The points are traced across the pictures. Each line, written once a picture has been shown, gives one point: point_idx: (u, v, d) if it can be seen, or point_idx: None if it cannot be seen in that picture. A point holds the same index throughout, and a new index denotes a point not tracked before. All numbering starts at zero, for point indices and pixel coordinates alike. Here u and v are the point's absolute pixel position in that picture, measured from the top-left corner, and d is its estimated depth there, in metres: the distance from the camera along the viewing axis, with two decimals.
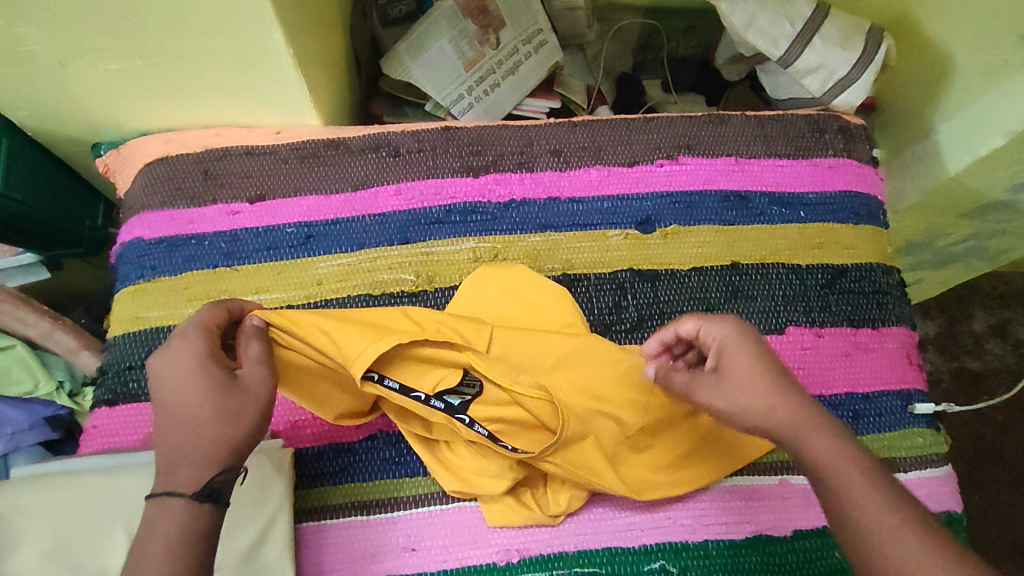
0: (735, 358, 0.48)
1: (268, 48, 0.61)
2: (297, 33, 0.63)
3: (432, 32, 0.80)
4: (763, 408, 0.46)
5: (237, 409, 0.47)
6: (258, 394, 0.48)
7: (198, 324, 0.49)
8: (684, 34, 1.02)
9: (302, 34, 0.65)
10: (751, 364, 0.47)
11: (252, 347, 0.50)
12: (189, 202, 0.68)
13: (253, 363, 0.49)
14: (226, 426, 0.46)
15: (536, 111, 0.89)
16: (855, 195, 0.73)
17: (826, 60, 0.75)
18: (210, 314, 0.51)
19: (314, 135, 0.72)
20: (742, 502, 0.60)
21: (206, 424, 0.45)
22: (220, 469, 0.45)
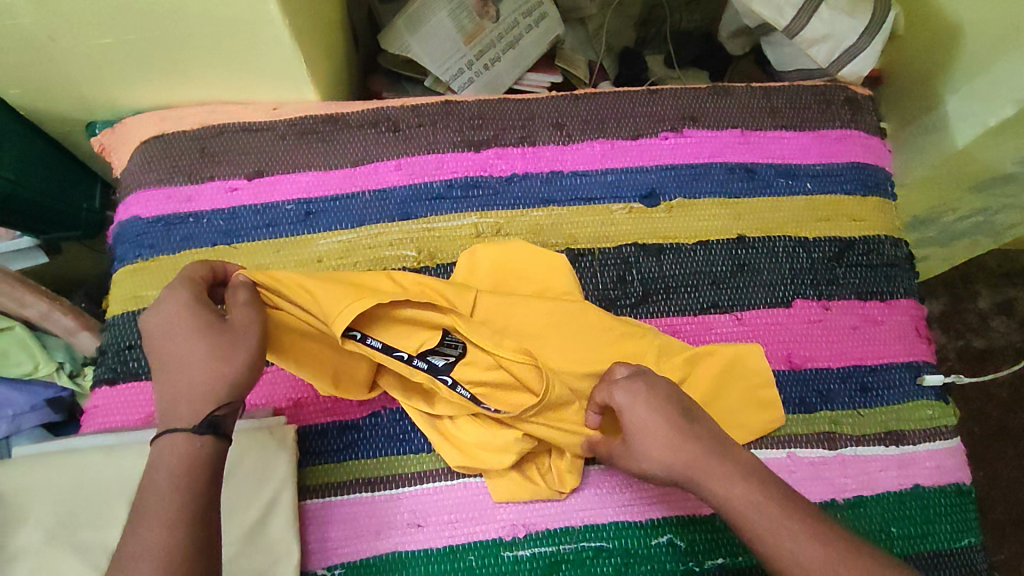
0: (638, 420, 0.50)
1: (264, 21, 0.60)
2: (293, 5, 0.62)
3: (430, 5, 0.78)
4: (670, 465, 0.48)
5: (229, 347, 0.46)
6: (250, 333, 0.48)
7: (185, 277, 0.49)
8: (687, 7, 1.00)
9: (297, 6, 0.63)
10: (649, 427, 0.49)
11: (241, 293, 0.49)
12: (185, 179, 0.67)
13: (242, 307, 0.48)
14: (221, 364, 0.46)
15: (536, 86, 0.88)
16: (863, 166, 0.72)
17: (833, 30, 0.73)
18: (195, 269, 0.50)
19: (312, 111, 0.70)
20: None
21: (198, 366, 0.45)
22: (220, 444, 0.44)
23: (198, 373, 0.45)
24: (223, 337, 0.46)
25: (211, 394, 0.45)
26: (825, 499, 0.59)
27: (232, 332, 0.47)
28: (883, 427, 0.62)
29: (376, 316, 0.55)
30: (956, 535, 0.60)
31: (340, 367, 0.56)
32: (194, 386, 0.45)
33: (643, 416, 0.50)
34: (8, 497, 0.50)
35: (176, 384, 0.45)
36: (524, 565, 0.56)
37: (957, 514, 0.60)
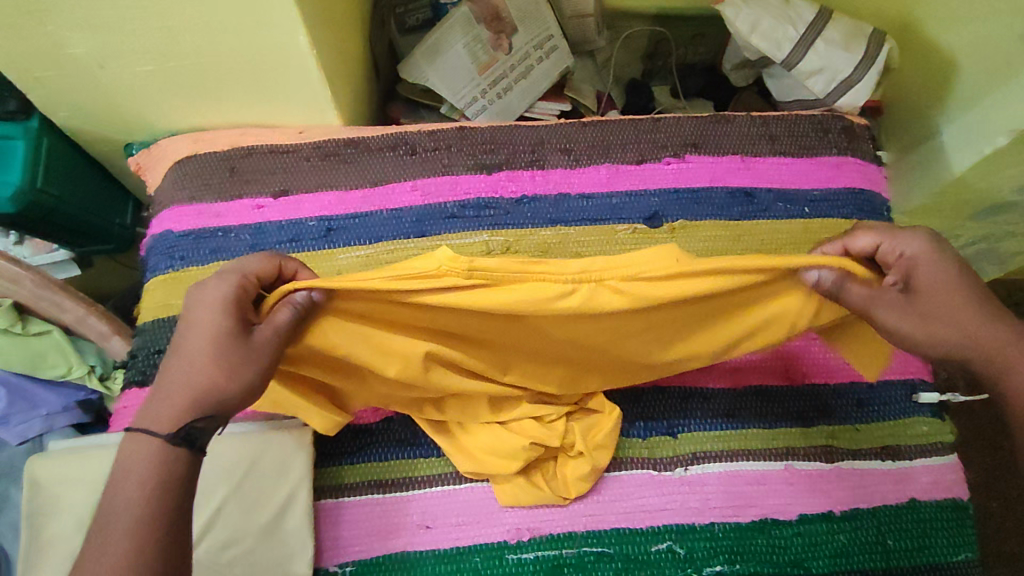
0: (932, 273, 0.50)
1: (295, 50, 0.65)
2: (321, 35, 0.67)
3: (447, 38, 0.83)
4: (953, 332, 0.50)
5: (238, 362, 0.47)
6: (266, 358, 0.48)
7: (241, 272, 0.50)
8: (692, 41, 1.04)
9: (323, 36, 0.68)
10: (945, 277, 0.50)
11: (283, 313, 0.48)
12: (215, 197, 0.72)
13: (276, 330, 0.48)
14: (222, 375, 0.46)
15: (546, 114, 0.92)
16: (859, 191, 0.75)
17: (828, 62, 0.77)
18: (257, 266, 0.51)
19: (335, 135, 0.75)
20: (748, 487, 0.61)
21: (198, 368, 0.46)
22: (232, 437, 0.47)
23: (201, 372, 0.46)
24: (241, 348, 0.47)
25: (199, 399, 0.46)
26: (822, 511, 0.60)
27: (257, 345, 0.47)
28: (880, 442, 0.64)
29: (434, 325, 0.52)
30: (954, 551, 0.60)
31: (349, 393, 0.57)
32: (191, 387, 0.46)
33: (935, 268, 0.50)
34: (43, 487, 0.53)
35: (176, 377, 0.46)
36: (527, 567, 0.58)
37: (954, 529, 0.61)
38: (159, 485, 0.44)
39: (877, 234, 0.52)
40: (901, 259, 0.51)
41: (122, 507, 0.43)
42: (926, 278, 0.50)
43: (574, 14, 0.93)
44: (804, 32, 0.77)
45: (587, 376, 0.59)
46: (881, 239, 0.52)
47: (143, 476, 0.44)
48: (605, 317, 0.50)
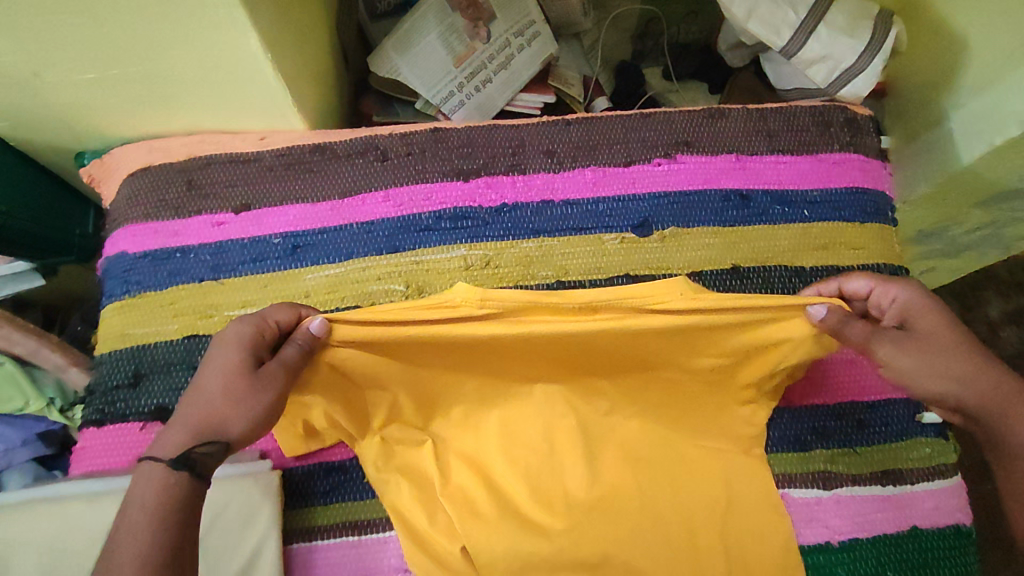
0: (931, 326, 0.53)
1: (248, 57, 0.59)
2: (278, 38, 0.61)
3: (419, 26, 0.75)
4: (953, 368, 0.51)
5: (247, 393, 0.49)
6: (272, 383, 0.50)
7: (259, 319, 0.53)
8: (685, 20, 0.98)
9: (281, 37, 0.62)
10: (948, 330, 0.52)
11: (289, 348, 0.50)
12: (171, 213, 0.66)
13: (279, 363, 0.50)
14: (230, 408, 0.49)
15: (529, 107, 0.84)
16: (861, 192, 0.71)
17: (831, 49, 0.70)
18: (281, 313, 0.54)
19: (300, 140, 0.69)
20: (800, 507, 0.58)
21: (217, 401, 0.49)
22: (206, 445, 0.48)
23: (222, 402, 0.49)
24: (257, 383, 0.49)
25: (203, 429, 0.49)
26: (822, 542, 0.57)
27: (265, 377, 0.49)
28: (880, 466, 0.60)
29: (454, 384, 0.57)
30: None
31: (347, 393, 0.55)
32: (199, 414, 0.49)
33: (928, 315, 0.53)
34: None
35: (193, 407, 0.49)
36: None
37: (956, 558, 0.59)
38: (172, 540, 0.45)
39: (873, 280, 0.56)
40: (894, 303, 0.55)
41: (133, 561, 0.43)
42: (924, 328, 0.53)
43: None
44: (806, 15, 0.70)
45: (608, 481, 0.57)
46: (874, 286, 0.56)
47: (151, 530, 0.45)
48: (624, 335, 0.51)
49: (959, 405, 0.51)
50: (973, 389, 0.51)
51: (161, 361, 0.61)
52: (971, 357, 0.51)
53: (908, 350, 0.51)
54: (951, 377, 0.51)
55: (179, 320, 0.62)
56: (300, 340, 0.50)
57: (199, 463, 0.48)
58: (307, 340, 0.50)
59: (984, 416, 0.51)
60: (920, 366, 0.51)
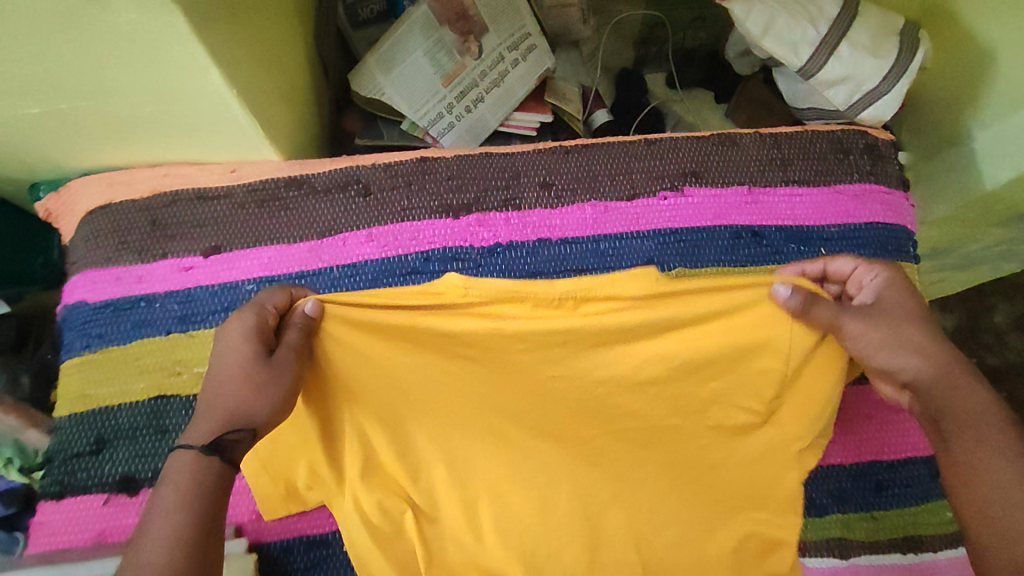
0: (896, 301, 0.51)
1: (213, 94, 0.52)
2: (247, 69, 0.54)
3: (405, 42, 0.69)
4: (913, 343, 0.50)
5: (263, 380, 0.47)
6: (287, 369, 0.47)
7: (260, 305, 0.50)
8: (691, 24, 0.92)
9: (251, 67, 0.55)
10: (908, 305, 0.51)
11: (292, 333, 0.48)
12: (134, 257, 0.61)
13: (287, 349, 0.47)
14: (250, 395, 0.46)
15: (524, 127, 0.78)
16: (881, 227, 0.66)
17: (853, 70, 0.64)
18: (275, 296, 0.51)
19: (275, 173, 0.63)
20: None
21: (234, 390, 0.46)
22: (235, 433, 0.46)
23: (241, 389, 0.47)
24: (267, 368, 0.47)
25: (228, 419, 0.46)
26: None
27: (278, 364, 0.47)
28: (903, 532, 0.57)
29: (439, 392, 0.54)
30: None
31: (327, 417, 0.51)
32: (220, 404, 0.46)
33: (897, 296, 0.51)
34: None
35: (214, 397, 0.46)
36: None
37: None
38: (200, 530, 0.42)
39: (855, 260, 0.54)
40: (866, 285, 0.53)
41: (162, 553, 0.40)
42: (887, 300, 0.51)
43: (556, 3, 0.80)
44: (827, 32, 0.64)
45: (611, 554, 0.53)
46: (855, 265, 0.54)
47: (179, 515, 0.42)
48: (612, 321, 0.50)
49: (912, 380, 0.50)
50: (930, 361, 0.50)
51: (125, 425, 0.56)
52: (925, 330, 0.50)
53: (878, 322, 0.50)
54: (913, 352, 0.50)
55: (145, 379, 0.57)
56: (297, 321, 0.48)
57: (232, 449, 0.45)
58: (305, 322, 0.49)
59: (930, 393, 0.50)
60: (887, 339, 0.50)
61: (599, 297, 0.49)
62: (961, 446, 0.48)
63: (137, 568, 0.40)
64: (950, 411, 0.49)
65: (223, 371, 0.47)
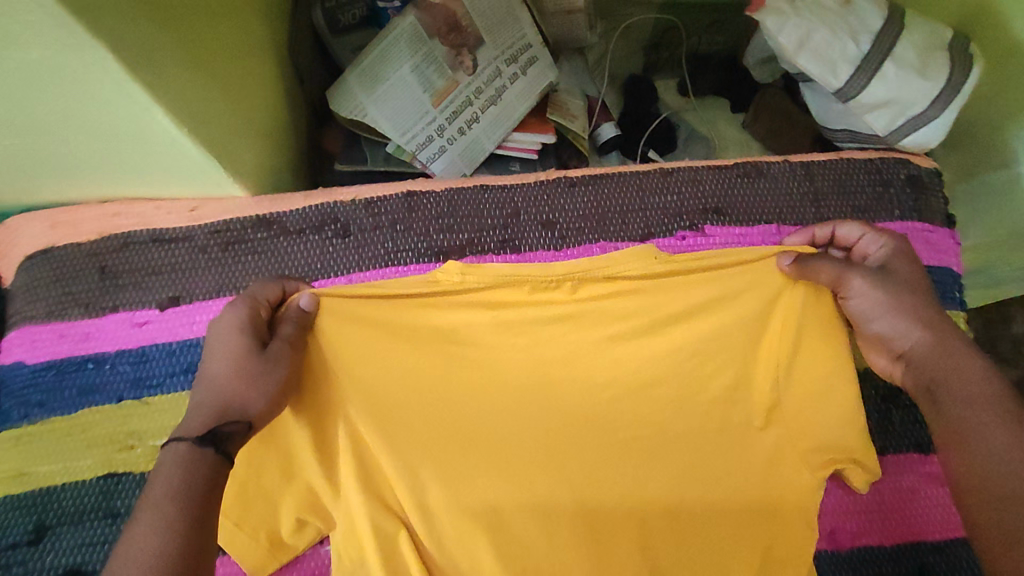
0: (902, 271, 0.48)
1: (164, 133, 0.44)
2: (205, 101, 0.46)
3: (389, 57, 0.61)
4: (920, 314, 0.46)
5: (258, 372, 0.44)
6: (284, 361, 0.45)
7: (250, 297, 0.48)
8: (708, 30, 0.84)
9: (212, 96, 0.47)
10: (916, 279, 0.48)
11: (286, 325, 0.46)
12: (81, 310, 0.53)
13: (283, 341, 0.45)
14: (245, 387, 0.43)
15: (524, 149, 0.70)
16: (924, 271, 0.59)
17: (899, 93, 0.56)
18: (268, 290, 0.49)
19: (241, 211, 0.56)
20: None
21: (226, 381, 0.43)
22: (229, 423, 0.42)
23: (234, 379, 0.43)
24: (261, 365, 0.44)
25: (222, 412, 0.42)
26: None
27: (273, 355, 0.45)
28: None
29: (439, 410, 0.51)
30: None
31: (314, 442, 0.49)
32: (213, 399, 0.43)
33: (903, 265, 0.48)
34: None
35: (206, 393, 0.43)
36: None
37: None
38: (195, 517, 0.38)
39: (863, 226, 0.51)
40: (870, 255, 0.50)
41: (152, 537, 0.36)
42: (895, 269, 0.48)
43: (559, 9, 0.71)
44: (869, 49, 0.56)
45: None
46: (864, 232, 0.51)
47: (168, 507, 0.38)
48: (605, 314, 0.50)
49: (913, 352, 0.46)
50: (931, 328, 0.45)
51: (69, 508, 0.50)
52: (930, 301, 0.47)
53: (875, 284, 0.47)
54: (916, 322, 0.46)
55: (94, 452, 0.51)
56: (292, 315, 0.47)
57: (228, 443, 0.42)
58: (300, 317, 0.47)
59: (927, 365, 0.45)
60: (882, 303, 0.47)
61: (596, 278, 0.49)
62: (950, 413, 0.42)
63: (123, 561, 0.36)
64: (943, 379, 0.43)
65: (216, 361, 0.44)
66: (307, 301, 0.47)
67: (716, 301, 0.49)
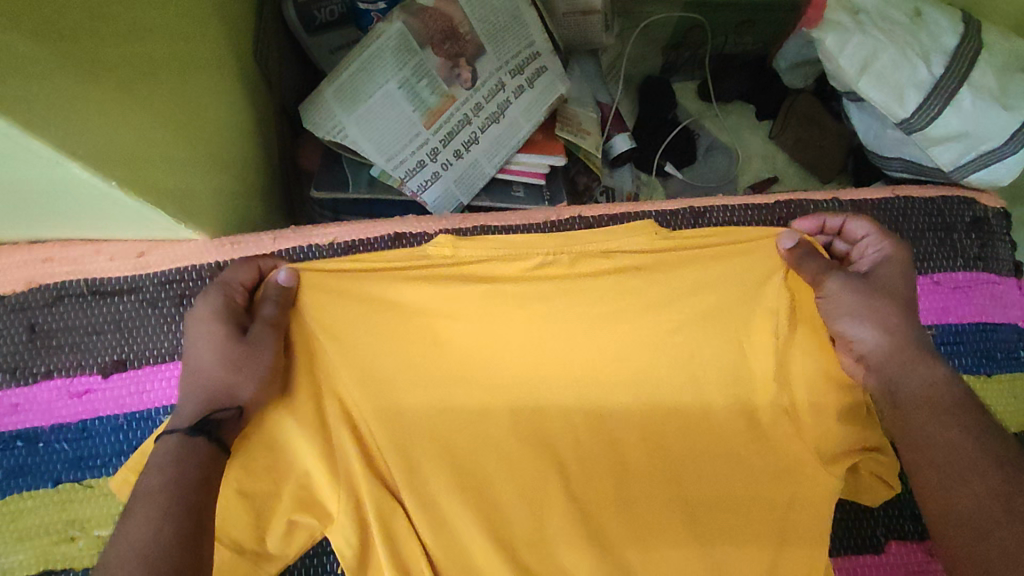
0: (893, 280, 0.43)
1: (91, 188, 0.35)
2: (143, 144, 0.37)
3: (374, 70, 0.52)
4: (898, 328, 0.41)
5: (241, 355, 0.40)
6: (267, 340, 0.42)
7: (224, 280, 0.44)
8: (737, 29, 0.73)
9: (154, 137, 0.38)
10: (907, 287, 0.43)
11: (267, 306, 0.43)
12: (7, 376, 0.45)
13: (265, 322, 0.42)
14: (229, 370, 0.40)
15: (529, 171, 0.61)
16: (989, 328, 0.51)
17: (974, 125, 0.48)
18: (240, 273, 0.44)
19: (194, 258, 0.47)
20: None
21: (209, 368, 0.40)
22: (222, 408, 0.39)
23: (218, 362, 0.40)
24: (242, 347, 0.40)
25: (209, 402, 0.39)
26: None
27: (256, 336, 0.41)
28: None
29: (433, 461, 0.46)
30: None
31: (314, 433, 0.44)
32: (197, 391, 0.39)
33: (900, 274, 0.43)
34: None
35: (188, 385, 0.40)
36: None
37: None
38: (193, 513, 0.34)
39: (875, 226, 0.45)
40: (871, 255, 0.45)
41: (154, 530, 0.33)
42: (881, 276, 0.43)
43: (573, 9, 0.63)
44: (943, 73, 0.48)
45: None
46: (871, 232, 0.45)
47: (164, 492, 0.35)
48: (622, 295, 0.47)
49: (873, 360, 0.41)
50: (898, 340, 0.41)
51: None
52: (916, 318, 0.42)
53: (851, 283, 0.42)
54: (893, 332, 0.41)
55: (29, 547, 0.44)
56: (273, 294, 0.43)
57: (220, 430, 0.38)
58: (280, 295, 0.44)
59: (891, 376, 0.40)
60: (860, 308, 0.42)
61: (594, 254, 0.47)
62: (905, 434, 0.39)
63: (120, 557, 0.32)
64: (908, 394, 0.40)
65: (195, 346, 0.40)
66: (286, 278, 0.44)
67: (741, 289, 0.46)
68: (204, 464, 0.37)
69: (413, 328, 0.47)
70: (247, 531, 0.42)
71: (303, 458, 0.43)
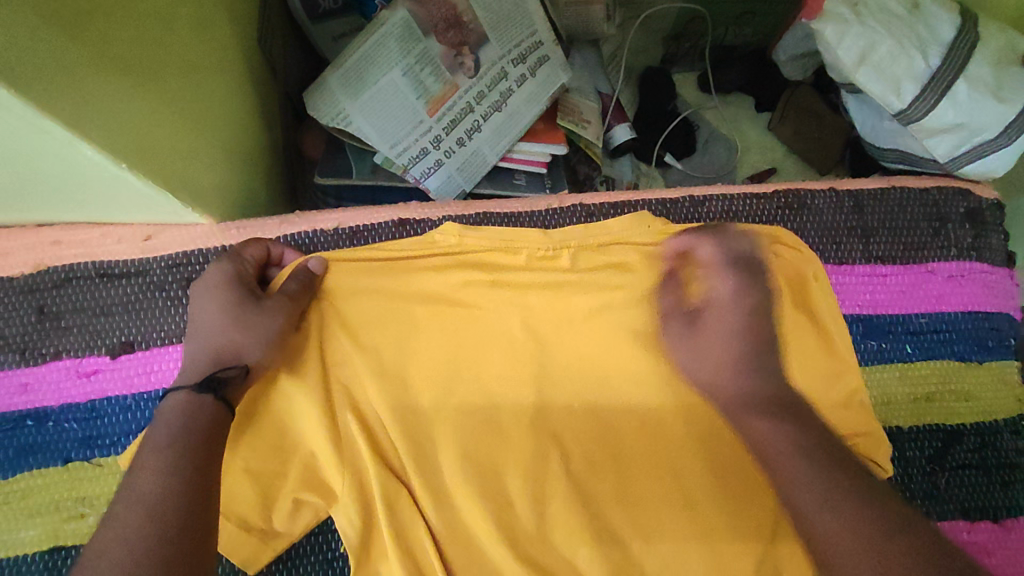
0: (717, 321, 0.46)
1: (101, 169, 0.36)
2: (152, 128, 0.37)
3: (378, 57, 0.52)
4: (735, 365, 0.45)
5: (255, 321, 0.42)
6: (280, 313, 0.43)
7: (242, 250, 0.45)
8: (736, 20, 0.74)
9: (162, 121, 0.38)
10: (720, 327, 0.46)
11: (291, 282, 0.45)
12: (17, 356, 0.46)
13: (282, 295, 0.44)
14: (240, 333, 0.41)
15: (530, 159, 0.62)
16: (979, 317, 0.52)
17: (970, 116, 0.49)
18: (256, 248, 0.46)
19: (203, 242, 0.47)
20: None
21: (220, 329, 0.41)
22: (228, 367, 0.40)
23: (232, 326, 0.42)
24: (256, 313, 0.42)
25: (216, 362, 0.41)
26: None
27: (270, 306, 0.43)
28: None
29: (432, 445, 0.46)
30: None
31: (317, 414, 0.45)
32: (206, 351, 0.41)
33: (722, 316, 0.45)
34: None
35: (197, 345, 0.41)
36: None
37: None
38: (198, 473, 0.36)
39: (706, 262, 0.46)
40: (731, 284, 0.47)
41: (155, 480, 0.34)
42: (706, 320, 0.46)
43: None
44: (939, 64, 0.49)
45: None
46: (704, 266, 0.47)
47: (169, 449, 0.36)
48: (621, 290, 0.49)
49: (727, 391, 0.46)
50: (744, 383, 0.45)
51: None
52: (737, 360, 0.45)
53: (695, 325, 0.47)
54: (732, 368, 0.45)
55: (39, 524, 0.45)
56: (299, 275, 0.45)
57: (226, 388, 0.40)
58: (306, 278, 0.46)
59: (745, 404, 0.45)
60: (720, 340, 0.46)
61: (593, 248, 0.49)
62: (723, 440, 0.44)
63: (124, 505, 0.34)
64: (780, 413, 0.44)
65: (208, 308, 0.42)
66: (314, 264, 0.46)
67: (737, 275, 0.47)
68: (211, 424, 0.38)
69: (415, 313, 0.48)
70: (253, 509, 0.43)
71: (307, 440, 0.45)
